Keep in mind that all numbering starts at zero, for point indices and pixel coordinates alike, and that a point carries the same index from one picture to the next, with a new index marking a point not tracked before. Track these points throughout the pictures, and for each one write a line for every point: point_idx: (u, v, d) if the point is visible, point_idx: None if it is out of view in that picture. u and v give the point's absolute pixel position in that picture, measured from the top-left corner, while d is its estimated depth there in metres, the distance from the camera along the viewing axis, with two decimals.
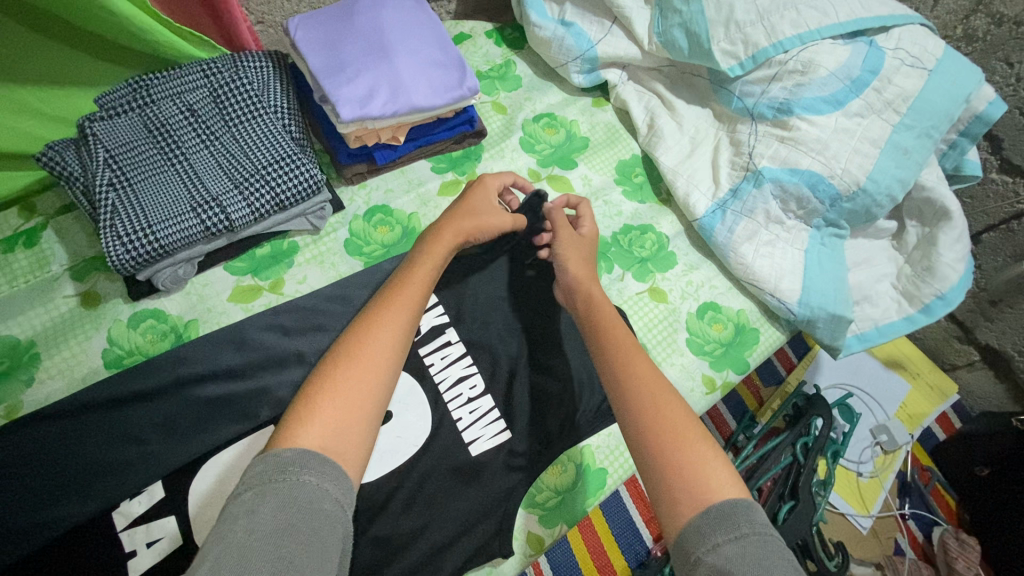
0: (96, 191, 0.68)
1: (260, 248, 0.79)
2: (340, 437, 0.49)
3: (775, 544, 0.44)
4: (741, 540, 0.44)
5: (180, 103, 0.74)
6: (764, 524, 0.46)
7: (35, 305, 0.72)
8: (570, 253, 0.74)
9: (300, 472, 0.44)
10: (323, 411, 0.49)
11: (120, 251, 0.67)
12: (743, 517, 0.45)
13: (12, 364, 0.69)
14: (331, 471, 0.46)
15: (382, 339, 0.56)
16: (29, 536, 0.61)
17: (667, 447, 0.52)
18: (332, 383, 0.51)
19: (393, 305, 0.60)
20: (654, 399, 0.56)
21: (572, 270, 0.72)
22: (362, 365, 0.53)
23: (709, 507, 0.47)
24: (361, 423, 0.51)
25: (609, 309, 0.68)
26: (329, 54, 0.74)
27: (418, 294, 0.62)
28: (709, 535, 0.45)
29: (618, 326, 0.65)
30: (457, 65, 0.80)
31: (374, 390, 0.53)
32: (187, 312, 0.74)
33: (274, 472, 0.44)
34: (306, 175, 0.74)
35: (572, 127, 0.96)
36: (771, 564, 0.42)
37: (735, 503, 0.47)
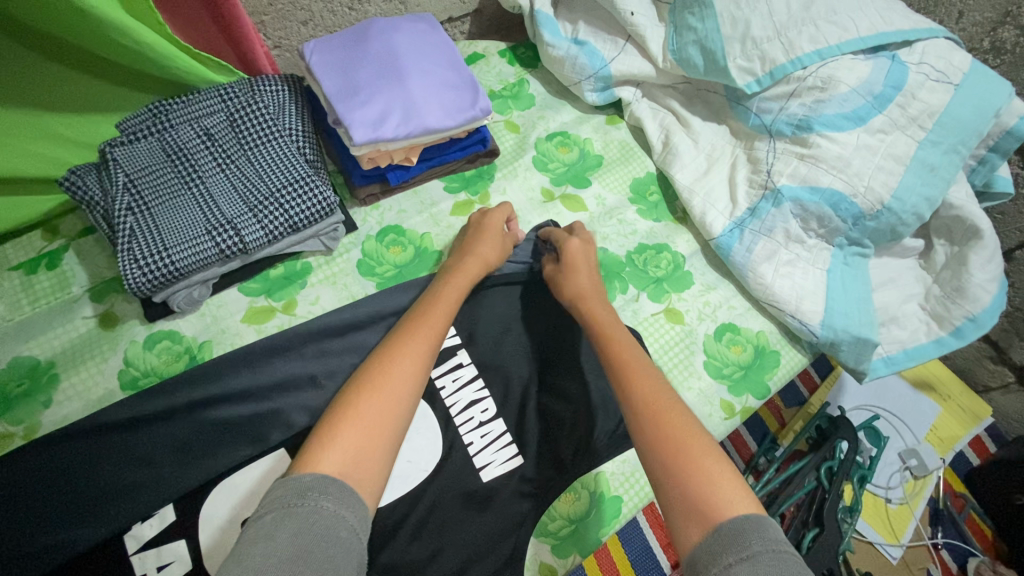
0: (115, 215, 0.69)
1: (274, 269, 0.79)
2: (359, 464, 0.49)
3: (795, 565, 0.42)
4: (752, 561, 0.42)
5: (197, 127, 0.75)
6: (777, 542, 0.43)
7: (55, 327, 0.73)
8: (581, 264, 0.75)
9: (318, 497, 0.44)
10: (344, 431, 0.50)
11: (137, 274, 0.67)
12: (757, 537, 0.44)
13: (32, 385, 0.70)
14: (348, 497, 0.46)
15: (406, 364, 0.58)
16: (43, 558, 0.62)
17: (675, 461, 0.51)
18: (357, 403, 0.53)
19: (415, 334, 0.61)
20: (662, 414, 0.55)
21: (583, 285, 0.73)
22: (385, 391, 0.54)
23: (721, 525, 0.45)
24: (380, 450, 0.51)
25: (616, 327, 0.68)
26: (342, 77, 0.75)
27: (437, 324, 0.64)
28: (720, 555, 0.43)
29: (631, 347, 0.65)
30: (469, 85, 0.80)
31: (395, 411, 0.54)
32: (201, 333, 0.74)
33: (293, 497, 0.44)
34: (320, 198, 0.75)
35: (585, 145, 0.95)
36: None
37: (746, 519, 0.45)
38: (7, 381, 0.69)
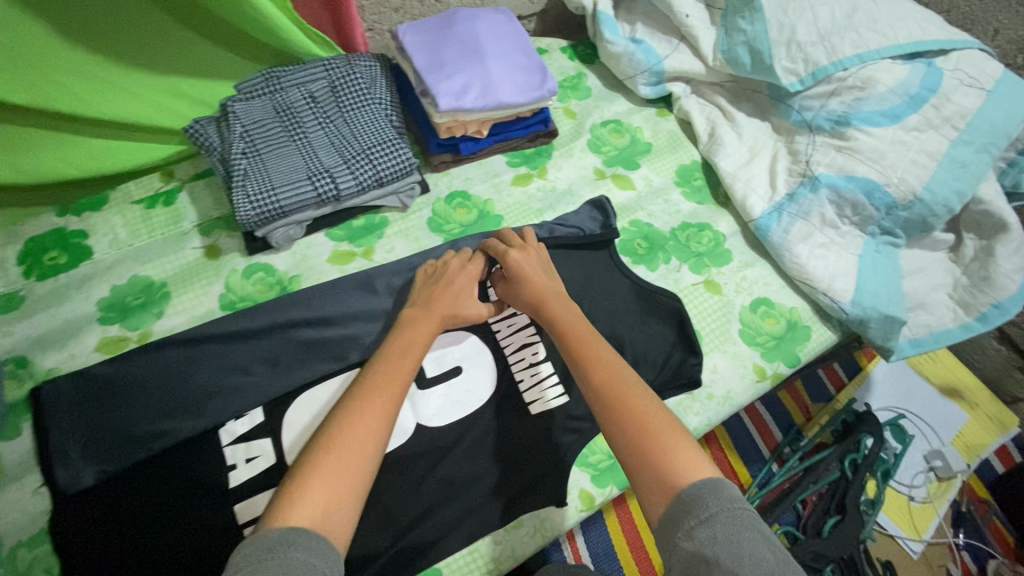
0: (233, 157, 0.80)
1: (356, 220, 0.89)
2: (326, 517, 0.51)
3: (749, 520, 0.50)
4: (711, 522, 0.49)
5: (303, 90, 0.86)
6: (734, 500, 0.51)
7: (169, 253, 0.84)
8: (531, 270, 0.78)
9: (287, 549, 0.47)
10: (308, 492, 0.52)
11: (249, 208, 0.78)
12: (717, 499, 0.51)
13: (147, 299, 0.81)
14: (317, 546, 0.48)
15: (368, 421, 0.58)
16: (149, 442, 0.71)
17: (641, 442, 0.57)
18: (317, 466, 0.54)
19: (377, 386, 0.62)
20: (625, 399, 0.61)
21: (541, 286, 0.76)
22: (346, 447, 0.56)
23: (681, 493, 0.52)
24: (349, 501, 0.53)
25: (576, 324, 0.72)
26: (430, 55, 0.85)
27: (402, 378, 0.65)
28: (683, 521, 0.50)
29: (591, 337, 0.70)
30: (539, 69, 0.90)
31: (356, 469, 0.55)
32: (292, 268, 0.85)
33: (261, 552, 0.47)
34: (404, 158, 0.86)
35: (636, 132, 1.03)
36: (740, 538, 0.48)
37: (705, 484, 0.52)
38: (127, 294, 0.81)
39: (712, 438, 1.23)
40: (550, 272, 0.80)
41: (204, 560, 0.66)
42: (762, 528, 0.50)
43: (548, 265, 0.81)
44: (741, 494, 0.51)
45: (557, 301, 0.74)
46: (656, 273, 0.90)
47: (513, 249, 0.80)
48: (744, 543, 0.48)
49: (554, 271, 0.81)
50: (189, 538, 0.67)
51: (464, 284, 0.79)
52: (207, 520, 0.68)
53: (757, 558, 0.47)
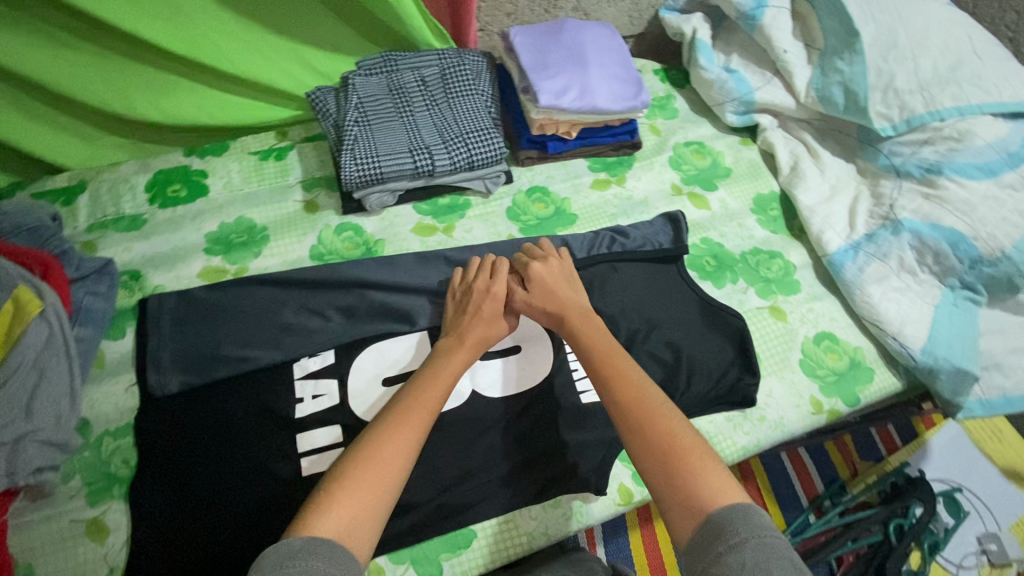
0: (346, 124, 0.88)
1: (442, 198, 0.95)
2: (350, 529, 0.52)
3: (781, 548, 0.48)
4: (740, 548, 0.47)
5: (416, 74, 0.94)
6: (764, 529, 0.49)
7: (273, 201, 0.92)
8: (556, 285, 0.78)
9: (308, 557, 0.47)
10: (336, 504, 0.53)
11: (354, 170, 0.85)
12: (745, 527, 0.49)
13: (249, 239, 0.89)
14: (337, 556, 0.49)
15: (399, 444, 0.58)
16: (231, 364, 0.77)
17: (666, 465, 0.55)
18: (348, 485, 0.54)
19: (409, 409, 0.62)
20: (652, 419, 0.59)
21: (568, 296, 0.77)
22: (375, 468, 0.56)
23: (708, 518, 0.51)
24: (374, 517, 0.54)
25: (603, 340, 0.70)
26: (537, 56, 0.91)
27: (434, 404, 0.64)
28: (713, 546, 0.49)
29: (620, 352, 0.68)
30: (635, 81, 0.94)
31: (384, 493, 0.55)
32: (379, 232, 0.91)
33: (284, 558, 0.47)
34: (497, 146, 0.91)
35: (718, 156, 1.06)
36: (773, 565, 0.46)
37: (733, 511, 0.51)
38: (232, 232, 0.89)
39: (750, 478, 1.20)
40: (574, 287, 0.80)
41: (261, 477, 0.71)
42: (795, 556, 0.48)
43: (575, 280, 0.82)
44: (772, 522, 0.49)
45: (581, 318, 0.73)
46: (722, 291, 0.91)
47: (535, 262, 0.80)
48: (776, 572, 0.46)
49: (574, 279, 0.82)
50: (253, 454, 0.72)
51: (494, 309, 0.77)
52: (270, 441, 0.73)
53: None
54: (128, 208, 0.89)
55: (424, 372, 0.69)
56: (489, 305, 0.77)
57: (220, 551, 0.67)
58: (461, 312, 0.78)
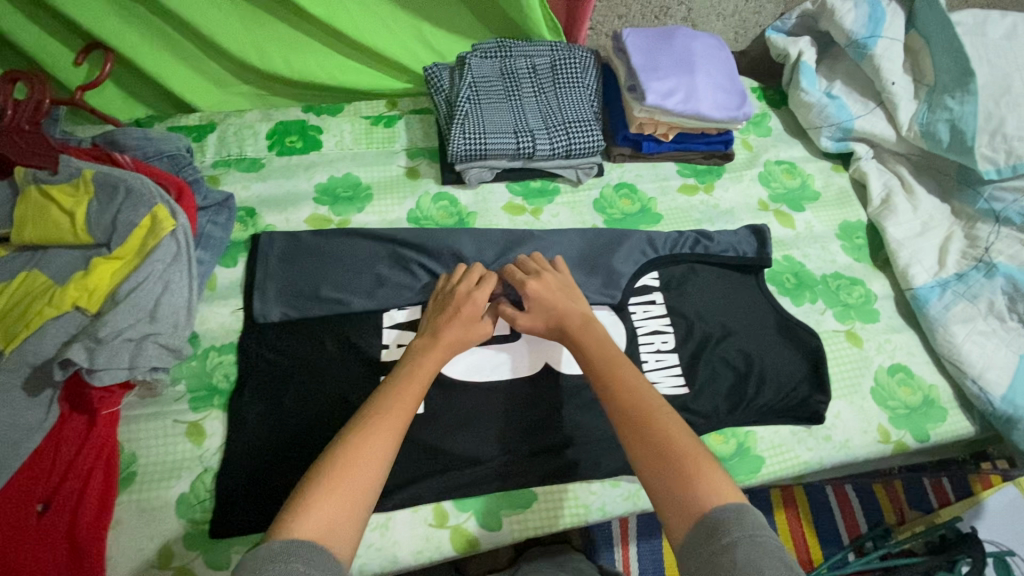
0: (459, 100, 0.93)
1: (534, 181, 0.99)
2: (332, 530, 0.53)
3: (772, 549, 0.49)
4: (733, 546, 0.49)
5: (528, 61, 0.98)
6: (757, 530, 0.50)
7: (380, 164, 0.98)
8: (553, 301, 0.78)
9: (289, 560, 0.48)
10: (317, 507, 0.53)
11: (461, 144, 0.90)
12: (737, 526, 0.50)
13: (354, 194, 0.95)
14: (318, 556, 0.50)
15: (375, 450, 0.59)
16: (328, 305, 0.83)
17: (663, 467, 0.57)
18: (326, 488, 0.55)
19: (383, 414, 0.62)
20: (650, 423, 0.61)
21: (563, 312, 0.77)
22: (351, 474, 0.56)
23: (701, 518, 0.52)
24: (354, 518, 0.55)
25: (607, 344, 0.72)
26: (648, 58, 0.94)
27: (408, 407, 0.65)
28: (706, 544, 0.50)
29: (622, 359, 0.69)
30: (739, 93, 0.96)
31: (363, 494, 0.56)
32: (472, 205, 0.96)
33: (263, 561, 0.48)
34: (596, 139, 0.95)
35: (808, 179, 1.06)
36: (763, 565, 0.47)
37: (727, 513, 0.52)
38: (339, 186, 0.95)
39: (791, 503, 1.20)
40: (572, 296, 0.80)
41: (343, 411, 0.75)
42: (787, 556, 0.49)
43: (574, 289, 0.82)
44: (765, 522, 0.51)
45: (582, 329, 0.74)
46: (800, 308, 0.92)
47: (530, 279, 0.81)
48: (765, 570, 0.47)
49: (575, 292, 0.81)
50: (337, 389, 0.77)
51: (473, 313, 0.78)
52: (356, 379, 0.78)
53: None
54: (249, 151, 0.97)
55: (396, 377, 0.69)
56: (468, 308, 0.78)
57: (301, 471, 0.72)
58: (440, 313, 0.78)
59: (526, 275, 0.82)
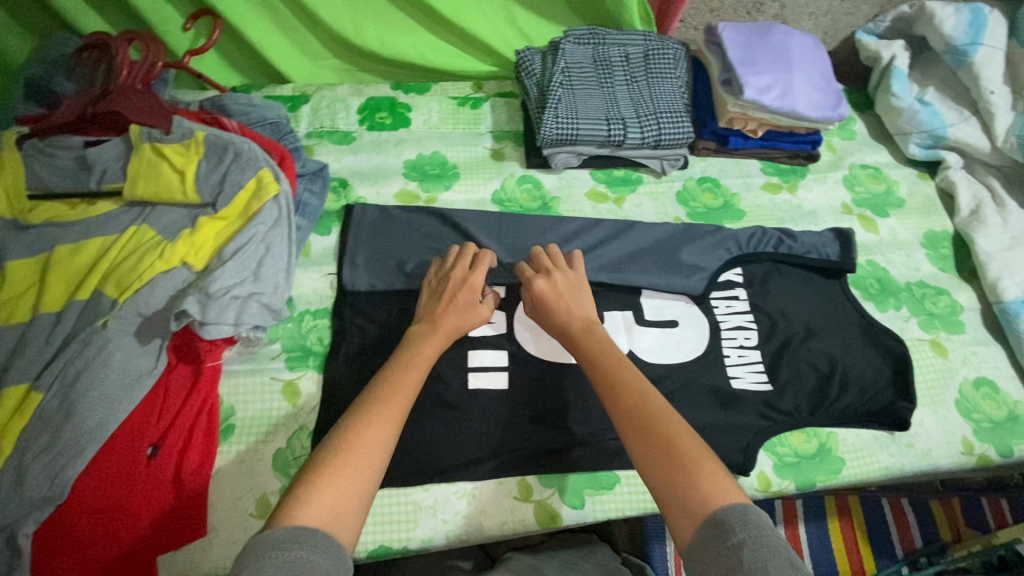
0: (552, 85, 0.94)
1: (618, 170, 1.00)
2: (335, 515, 0.50)
3: (776, 546, 0.47)
4: (739, 547, 0.47)
5: (621, 49, 0.98)
6: (762, 527, 0.48)
7: (466, 144, 1.00)
8: (560, 303, 0.76)
9: (292, 546, 0.46)
10: (318, 492, 0.51)
11: (553, 128, 0.91)
12: (742, 525, 0.48)
13: (441, 172, 0.96)
14: (321, 543, 0.47)
15: (376, 435, 0.57)
16: (417, 277, 0.84)
17: (666, 466, 0.55)
18: (325, 473, 0.53)
19: (385, 400, 0.60)
20: (658, 424, 0.58)
21: (567, 317, 0.74)
22: (352, 459, 0.54)
23: (706, 520, 0.50)
24: (357, 504, 0.52)
25: (611, 347, 0.70)
26: (744, 52, 0.93)
27: (408, 393, 0.63)
28: (716, 544, 0.48)
29: (616, 361, 0.67)
30: (834, 94, 0.95)
31: (366, 480, 0.54)
32: (555, 190, 0.97)
33: (265, 548, 0.46)
34: (685, 131, 0.95)
35: (893, 185, 1.05)
36: (769, 565, 0.45)
37: (731, 511, 0.50)
38: (427, 163, 0.97)
39: (844, 513, 1.19)
40: (581, 297, 0.78)
41: (431, 379, 0.77)
42: (790, 553, 0.47)
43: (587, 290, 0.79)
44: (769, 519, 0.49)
45: (589, 331, 0.72)
46: (884, 314, 0.91)
47: (541, 277, 0.78)
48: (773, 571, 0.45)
49: (580, 293, 0.78)
50: None
51: (469, 299, 0.76)
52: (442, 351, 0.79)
53: None
54: (341, 124, 0.99)
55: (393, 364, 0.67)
56: (465, 293, 0.76)
57: None
58: (435, 297, 0.77)
59: (536, 275, 0.79)
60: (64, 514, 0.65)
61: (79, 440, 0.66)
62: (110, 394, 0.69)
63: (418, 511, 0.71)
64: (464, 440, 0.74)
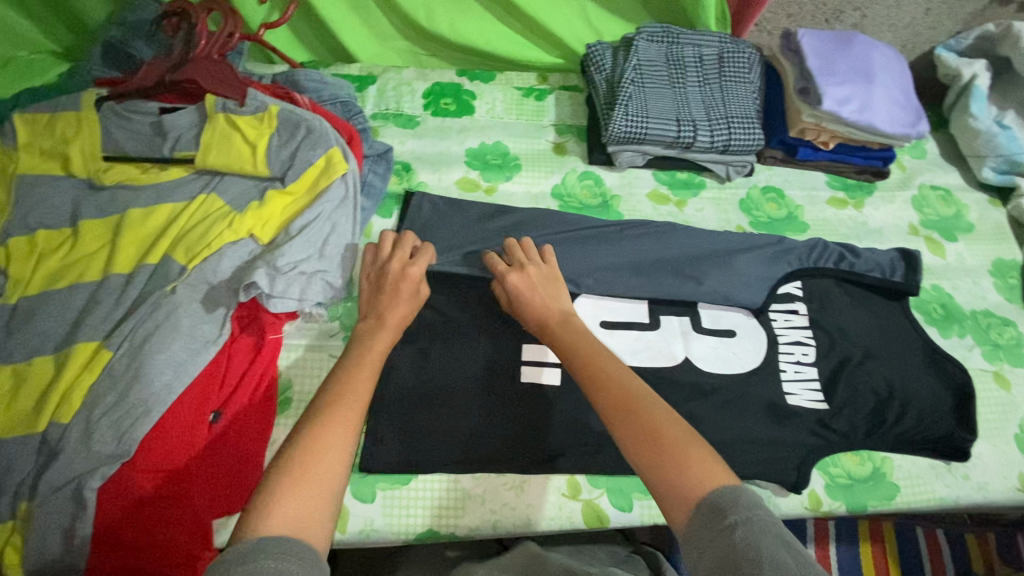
0: (623, 81, 0.92)
1: (680, 173, 0.98)
2: (303, 520, 0.45)
3: (768, 523, 0.45)
4: (732, 529, 0.44)
5: (695, 50, 0.96)
6: (753, 507, 0.46)
7: (529, 136, 0.99)
8: (535, 295, 0.73)
9: (260, 558, 0.41)
10: (282, 498, 0.46)
11: (622, 125, 0.90)
12: (733, 506, 0.46)
13: (503, 163, 0.96)
14: (291, 553, 0.42)
15: (339, 433, 0.51)
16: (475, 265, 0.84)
17: (654, 453, 0.51)
18: (288, 480, 0.47)
19: (343, 394, 0.55)
20: (637, 407, 0.55)
21: (542, 309, 0.71)
22: (315, 464, 0.48)
23: (700, 503, 0.47)
24: (326, 505, 0.47)
25: (581, 332, 0.67)
26: (824, 61, 0.91)
27: (367, 383, 0.57)
28: (713, 525, 0.45)
29: (595, 350, 0.64)
30: (913, 110, 0.92)
31: (334, 480, 0.48)
32: (616, 188, 0.96)
33: (235, 562, 0.41)
34: (756, 137, 0.93)
35: (963, 209, 1.01)
36: (765, 545, 0.43)
37: (723, 492, 0.47)
38: (489, 152, 0.96)
39: (878, 538, 1.17)
40: (555, 287, 0.75)
41: (488, 369, 0.78)
42: (783, 531, 0.45)
43: (560, 278, 0.77)
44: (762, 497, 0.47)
45: (559, 326, 0.69)
46: (947, 341, 0.88)
47: (512, 272, 0.75)
48: (768, 550, 0.42)
49: (555, 284, 0.76)
50: (484, 348, 0.79)
51: (409, 288, 0.72)
52: (499, 343, 0.80)
53: (779, 562, 0.41)
54: (406, 107, 0.99)
55: (347, 353, 0.61)
56: (407, 283, 0.72)
57: (446, 420, 0.75)
58: (371, 291, 0.73)
59: (509, 268, 0.76)
60: (129, 468, 0.66)
61: (147, 400, 0.68)
62: (177, 359, 0.71)
63: (467, 498, 0.72)
64: (517, 432, 0.74)
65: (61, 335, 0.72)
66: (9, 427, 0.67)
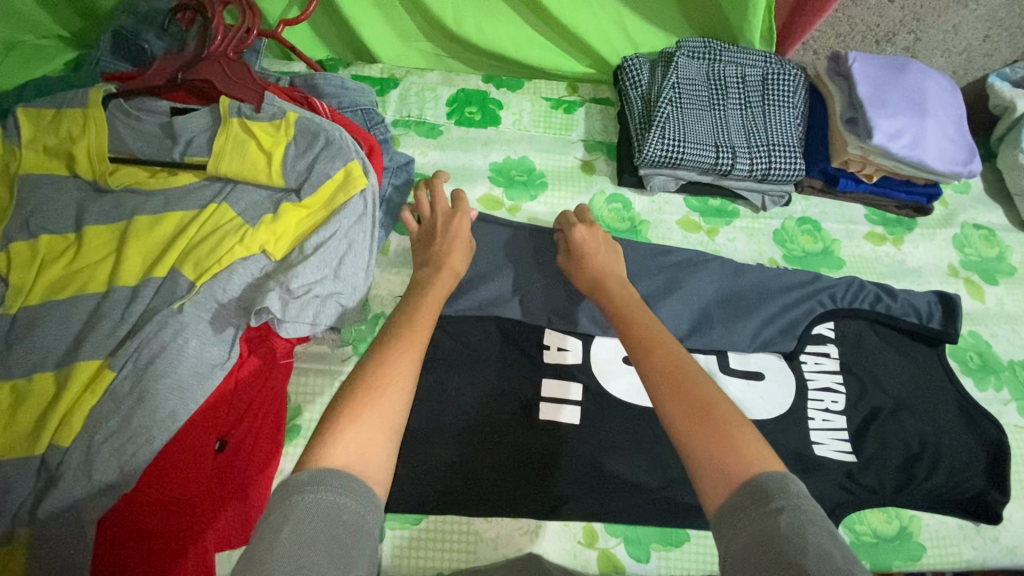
0: (661, 100, 0.87)
1: (713, 200, 0.94)
2: (364, 455, 0.44)
3: (820, 516, 0.40)
4: (775, 514, 0.39)
5: (738, 69, 0.91)
6: (802, 496, 0.41)
7: (556, 152, 0.94)
8: (596, 249, 0.77)
9: (317, 489, 0.40)
10: (345, 429, 0.45)
11: (657, 148, 0.85)
12: (780, 490, 0.41)
13: (528, 180, 0.91)
14: (351, 486, 0.42)
15: (402, 376, 0.50)
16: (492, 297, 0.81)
17: (700, 427, 0.47)
18: (351, 412, 0.46)
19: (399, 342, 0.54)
20: (681, 368, 0.52)
21: (597, 266, 0.74)
22: (374, 401, 0.48)
23: (744, 483, 0.42)
24: (387, 445, 0.46)
25: (626, 295, 0.67)
26: (876, 90, 0.85)
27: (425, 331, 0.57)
28: (756, 505, 0.41)
29: (641, 312, 0.63)
30: (966, 146, 0.87)
31: (394, 418, 0.48)
32: (645, 213, 0.92)
33: (290, 490, 0.40)
34: (797, 167, 0.88)
35: (1006, 251, 0.97)
36: (814, 538, 0.38)
37: (770, 476, 0.42)
38: (514, 167, 0.92)
39: None
40: (614, 251, 0.78)
41: (497, 401, 0.75)
42: (833, 525, 0.40)
43: (618, 246, 0.79)
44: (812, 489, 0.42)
45: (614, 283, 0.70)
46: (982, 394, 0.85)
47: (581, 225, 0.79)
48: (814, 539, 0.38)
49: (616, 249, 0.79)
50: (494, 380, 0.76)
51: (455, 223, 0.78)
52: (509, 373, 0.76)
53: (826, 554, 0.37)
54: (429, 115, 0.94)
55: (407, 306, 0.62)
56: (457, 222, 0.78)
57: (458, 456, 0.72)
58: (431, 245, 0.76)
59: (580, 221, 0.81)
60: (127, 505, 0.64)
61: (150, 428, 0.64)
62: (183, 382, 0.67)
63: (481, 542, 0.69)
64: (528, 467, 0.72)
65: (63, 349, 0.69)
66: (2, 449, 0.63)
